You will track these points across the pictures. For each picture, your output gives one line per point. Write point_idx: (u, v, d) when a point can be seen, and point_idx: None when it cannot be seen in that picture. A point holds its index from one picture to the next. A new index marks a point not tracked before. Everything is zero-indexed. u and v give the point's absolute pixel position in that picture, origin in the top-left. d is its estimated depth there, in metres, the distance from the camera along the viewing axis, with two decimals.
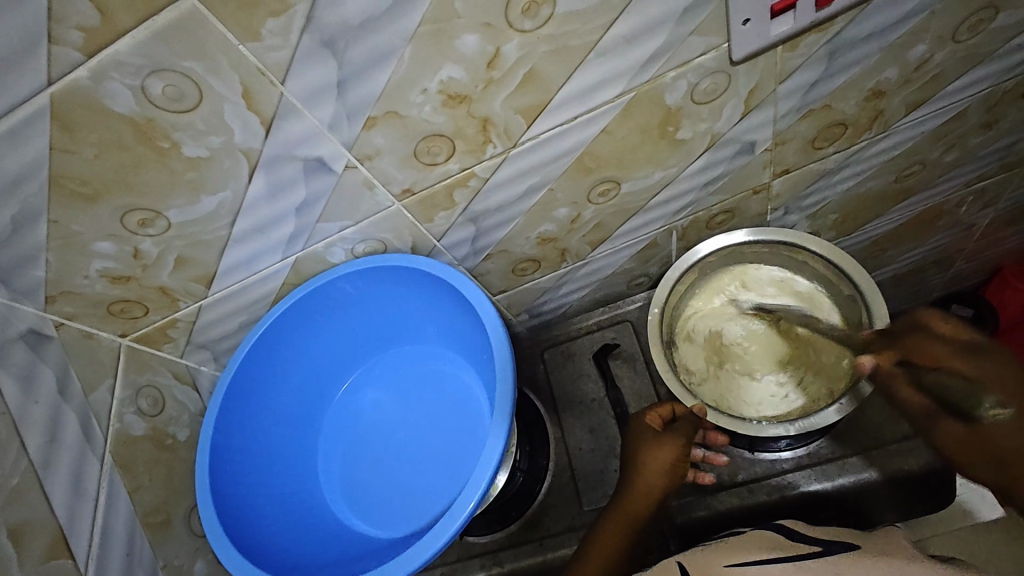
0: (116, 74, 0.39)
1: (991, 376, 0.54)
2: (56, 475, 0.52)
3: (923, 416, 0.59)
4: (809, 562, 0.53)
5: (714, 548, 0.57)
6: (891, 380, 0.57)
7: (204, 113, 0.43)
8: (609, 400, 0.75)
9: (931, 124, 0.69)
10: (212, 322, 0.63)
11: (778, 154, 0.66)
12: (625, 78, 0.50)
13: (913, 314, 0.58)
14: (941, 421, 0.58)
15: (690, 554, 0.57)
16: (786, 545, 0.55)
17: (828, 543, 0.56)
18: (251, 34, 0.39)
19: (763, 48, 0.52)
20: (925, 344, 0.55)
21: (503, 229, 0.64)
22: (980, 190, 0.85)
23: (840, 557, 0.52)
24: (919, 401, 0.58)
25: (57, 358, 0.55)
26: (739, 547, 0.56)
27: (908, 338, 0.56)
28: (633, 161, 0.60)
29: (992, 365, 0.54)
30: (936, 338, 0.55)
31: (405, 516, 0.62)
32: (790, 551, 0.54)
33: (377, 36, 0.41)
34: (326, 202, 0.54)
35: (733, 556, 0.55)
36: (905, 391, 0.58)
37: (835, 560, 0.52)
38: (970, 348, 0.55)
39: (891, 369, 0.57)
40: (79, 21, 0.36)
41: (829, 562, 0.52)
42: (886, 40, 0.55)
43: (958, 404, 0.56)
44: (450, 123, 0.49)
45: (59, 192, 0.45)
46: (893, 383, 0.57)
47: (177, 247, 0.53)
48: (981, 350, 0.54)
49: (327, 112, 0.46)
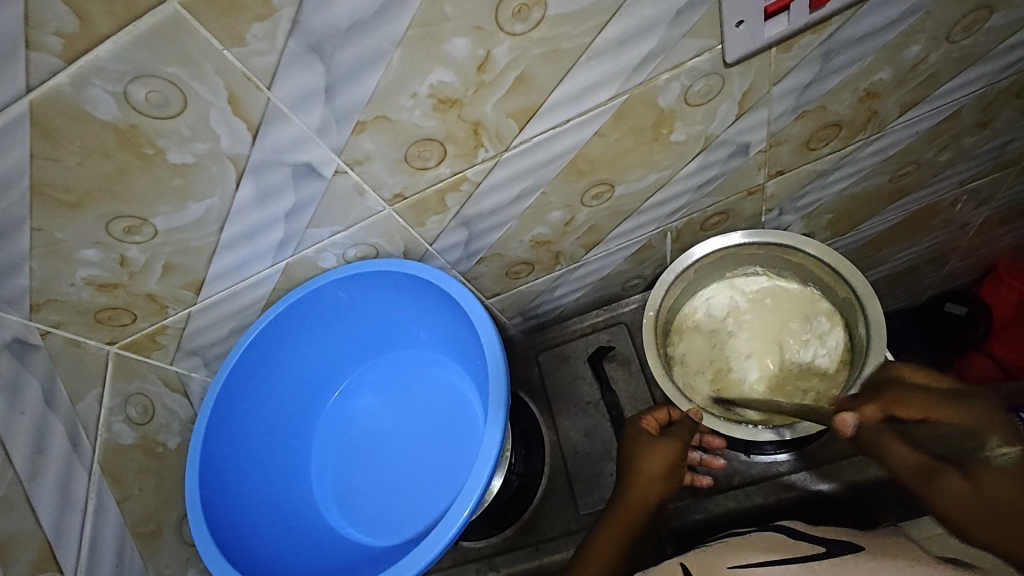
0: (97, 80, 0.38)
1: (981, 419, 0.47)
2: (43, 486, 0.52)
3: (915, 478, 0.51)
4: (814, 563, 0.53)
5: (717, 548, 0.57)
6: (880, 440, 0.53)
7: (189, 119, 0.42)
8: (605, 403, 0.74)
9: (925, 124, 0.68)
10: (202, 328, 0.62)
11: (772, 155, 0.66)
12: (618, 80, 0.50)
13: (889, 369, 0.56)
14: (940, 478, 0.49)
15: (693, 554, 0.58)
16: (788, 546, 0.55)
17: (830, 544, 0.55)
18: (236, 38, 0.38)
19: (757, 50, 0.51)
20: (908, 399, 0.52)
21: (496, 233, 0.64)
22: (974, 189, 0.85)
23: (843, 559, 0.53)
24: (908, 453, 0.51)
25: (44, 367, 0.54)
26: (742, 548, 0.56)
27: (888, 395, 0.53)
28: (627, 163, 0.60)
29: (978, 408, 0.48)
30: (919, 393, 0.52)
31: (399, 523, 0.62)
32: (792, 553, 0.54)
33: (365, 40, 0.41)
34: (316, 207, 0.53)
35: (737, 557, 0.55)
36: (895, 447, 0.52)
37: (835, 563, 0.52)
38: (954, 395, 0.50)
39: (878, 423, 0.52)
40: (58, 26, 0.35)
41: (833, 564, 0.52)
42: (881, 41, 0.55)
43: (948, 456, 0.48)
44: (441, 126, 0.48)
45: (41, 200, 0.45)
46: (882, 444, 0.53)
47: (165, 254, 0.52)
48: (963, 395, 0.50)
49: (316, 117, 0.45)
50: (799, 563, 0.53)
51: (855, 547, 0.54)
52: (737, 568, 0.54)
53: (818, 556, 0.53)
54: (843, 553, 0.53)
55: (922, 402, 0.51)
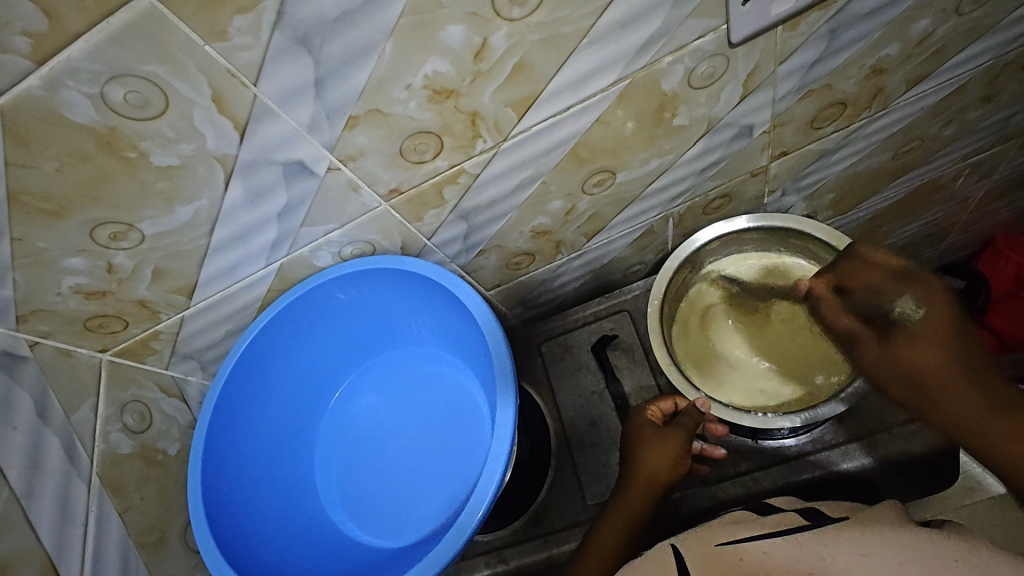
0: (71, 81, 0.36)
1: (936, 304, 0.49)
2: (41, 502, 0.50)
3: (871, 341, 0.51)
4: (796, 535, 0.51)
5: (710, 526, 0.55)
6: (819, 305, 0.56)
7: (172, 119, 0.40)
8: (610, 392, 0.73)
9: (931, 99, 0.67)
10: (195, 332, 0.60)
11: (776, 136, 0.64)
12: (619, 65, 0.48)
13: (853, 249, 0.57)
14: (860, 341, 0.52)
15: (683, 537, 0.55)
16: (771, 522, 0.54)
17: (814, 516, 0.54)
18: (217, 33, 0.36)
19: (763, 28, 0.49)
20: (863, 271, 0.54)
21: (496, 225, 0.62)
22: (977, 163, 0.84)
23: (826, 529, 0.50)
24: (845, 321, 0.53)
25: (34, 378, 0.52)
26: (730, 526, 0.55)
27: (842, 265, 0.56)
28: (628, 150, 0.58)
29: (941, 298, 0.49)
30: (875, 267, 0.53)
31: (410, 523, 0.61)
32: (778, 527, 0.52)
33: (357, 30, 0.38)
34: (310, 206, 0.51)
35: (724, 536, 0.53)
36: (833, 316, 0.54)
37: (819, 531, 0.50)
38: (901, 272, 0.52)
39: (823, 293, 0.56)
40: (24, 25, 0.33)
41: (814, 534, 0.49)
42: (887, 17, 0.53)
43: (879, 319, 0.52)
44: (437, 119, 0.46)
45: (21, 209, 0.42)
46: (820, 306, 0.56)
47: (154, 259, 0.50)
48: (910, 272, 0.51)
49: (306, 114, 0.43)
50: (782, 536, 0.51)
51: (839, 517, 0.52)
52: (725, 544, 0.52)
53: (802, 529, 0.51)
54: (826, 523, 0.52)
55: (873, 275, 0.53)
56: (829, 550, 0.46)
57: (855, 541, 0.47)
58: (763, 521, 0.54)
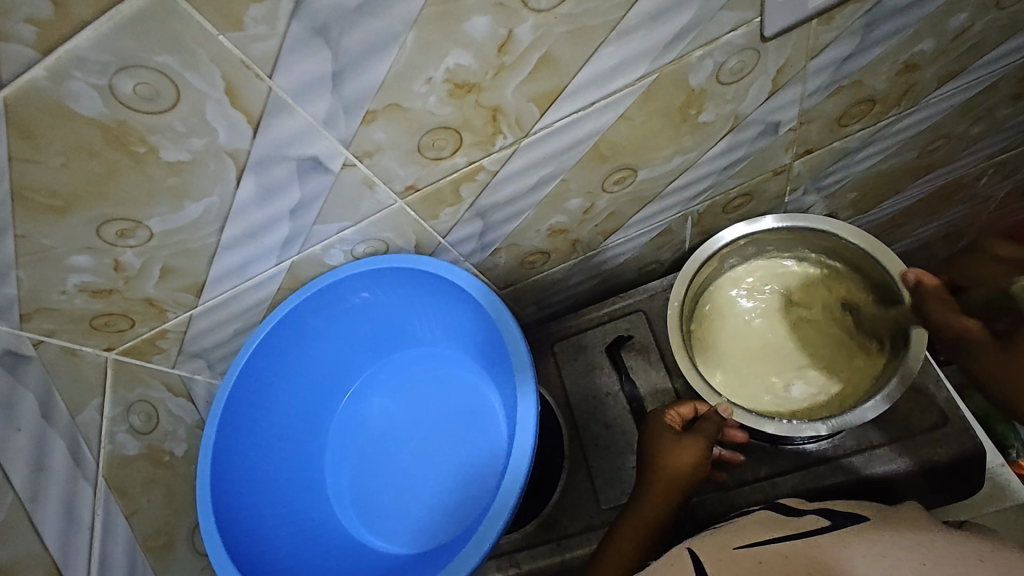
0: (78, 72, 0.34)
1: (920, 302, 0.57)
2: (47, 505, 0.49)
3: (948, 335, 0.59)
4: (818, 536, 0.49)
5: (728, 531, 0.54)
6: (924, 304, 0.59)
7: (184, 113, 0.38)
8: (625, 394, 0.72)
9: (960, 97, 0.65)
10: (203, 331, 0.58)
11: (802, 134, 0.62)
12: (647, 58, 0.46)
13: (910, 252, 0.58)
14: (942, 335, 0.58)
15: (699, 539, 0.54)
16: (788, 523, 0.52)
17: (835, 517, 0.52)
18: (232, 22, 0.34)
19: (797, 22, 0.47)
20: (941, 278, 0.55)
21: (514, 222, 0.60)
22: (1001, 162, 0.82)
23: (847, 530, 0.48)
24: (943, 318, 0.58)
25: (39, 378, 0.51)
26: (747, 530, 0.53)
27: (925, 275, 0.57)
28: (650, 147, 0.56)
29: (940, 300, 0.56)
30: None
31: (424, 527, 0.60)
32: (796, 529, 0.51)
33: (378, 20, 0.36)
34: (323, 203, 0.49)
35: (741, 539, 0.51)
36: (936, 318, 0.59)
37: (840, 532, 0.48)
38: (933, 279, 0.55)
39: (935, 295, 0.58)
40: (29, 12, 0.31)
41: (836, 535, 0.48)
42: (924, 11, 0.51)
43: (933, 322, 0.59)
44: (457, 114, 0.45)
45: (25, 205, 0.41)
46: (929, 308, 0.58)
47: (162, 257, 0.49)
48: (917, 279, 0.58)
49: (323, 107, 0.41)
50: (802, 537, 0.49)
51: (860, 517, 0.51)
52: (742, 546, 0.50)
53: (822, 530, 0.49)
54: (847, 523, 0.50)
55: None
56: (852, 549, 0.44)
57: (877, 542, 0.44)
58: (783, 523, 0.53)
